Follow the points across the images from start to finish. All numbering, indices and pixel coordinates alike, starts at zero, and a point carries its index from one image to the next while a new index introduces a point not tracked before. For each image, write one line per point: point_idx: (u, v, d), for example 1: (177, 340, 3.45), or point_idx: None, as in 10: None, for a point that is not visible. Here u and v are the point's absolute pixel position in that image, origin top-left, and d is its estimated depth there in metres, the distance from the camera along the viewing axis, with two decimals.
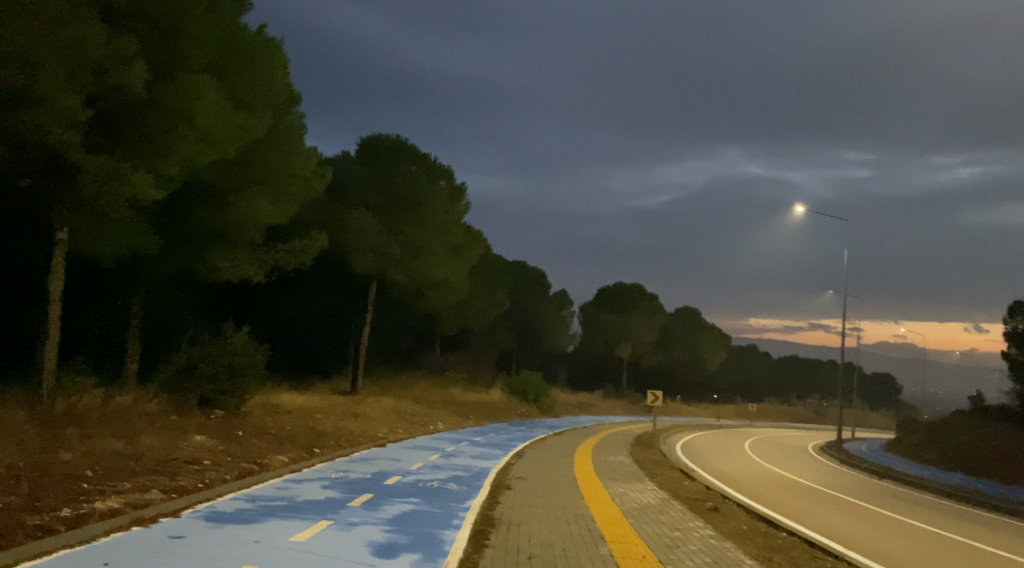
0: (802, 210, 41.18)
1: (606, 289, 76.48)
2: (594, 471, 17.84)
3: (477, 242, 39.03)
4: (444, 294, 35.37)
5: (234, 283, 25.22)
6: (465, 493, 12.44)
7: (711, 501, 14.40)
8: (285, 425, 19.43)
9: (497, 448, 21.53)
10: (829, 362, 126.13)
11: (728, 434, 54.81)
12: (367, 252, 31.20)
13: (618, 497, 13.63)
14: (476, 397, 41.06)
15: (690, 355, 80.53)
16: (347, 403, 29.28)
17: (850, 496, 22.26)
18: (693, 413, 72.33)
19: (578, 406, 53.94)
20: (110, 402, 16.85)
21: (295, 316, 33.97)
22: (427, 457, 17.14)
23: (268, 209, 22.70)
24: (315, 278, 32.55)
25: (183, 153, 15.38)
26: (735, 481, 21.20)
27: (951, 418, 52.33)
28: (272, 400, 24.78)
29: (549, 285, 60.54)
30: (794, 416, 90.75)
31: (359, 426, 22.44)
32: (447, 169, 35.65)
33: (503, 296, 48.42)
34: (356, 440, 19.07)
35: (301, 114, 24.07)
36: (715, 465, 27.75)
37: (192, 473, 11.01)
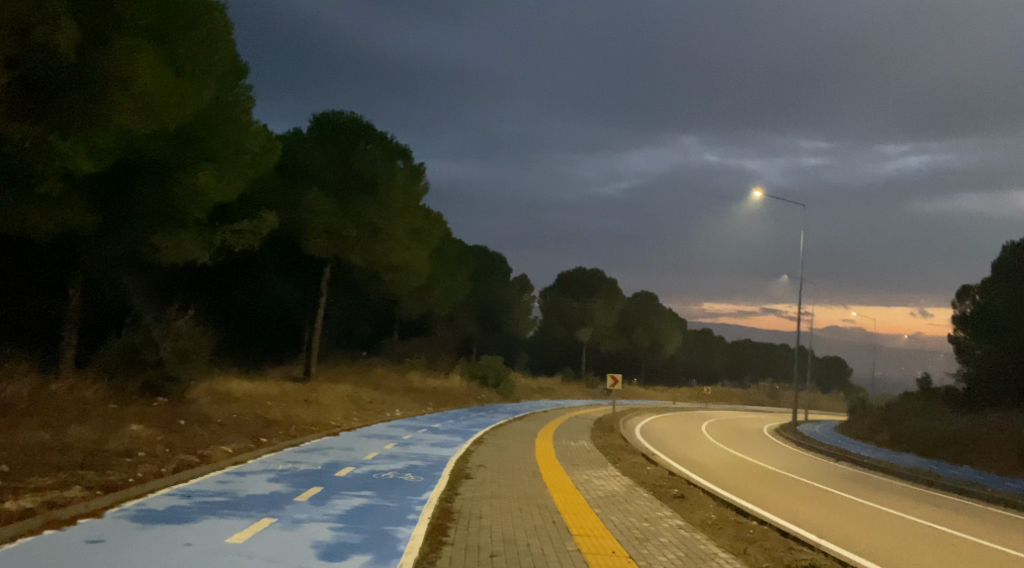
0: (761, 194, 41.24)
1: (566, 274, 76.09)
2: (556, 458, 17.26)
3: (435, 224, 38.20)
4: (401, 278, 34.52)
5: (180, 265, 24.08)
6: (423, 484, 11.73)
7: (679, 488, 13.92)
8: (232, 413, 18.50)
9: (456, 435, 20.85)
10: (784, 346, 127.70)
11: (687, 418, 54.84)
12: (321, 234, 30.20)
13: (583, 485, 13.04)
14: (434, 382, 40.33)
15: (649, 339, 80.62)
16: (300, 389, 28.33)
17: (813, 479, 22.05)
18: (651, 397, 72.43)
19: (537, 391, 53.53)
20: (43, 390, 15.79)
21: (246, 301, 32.82)
22: (383, 446, 16.40)
23: (214, 186, 21.66)
24: (266, 260, 31.44)
25: (118, 122, 14.42)
26: (699, 466, 20.81)
27: (905, 401, 53.00)
28: (220, 387, 23.75)
29: (508, 269, 59.91)
30: (750, 400, 91.59)
31: (311, 414, 21.56)
32: (404, 149, 34.72)
33: (461, 280, 47.65)
34: (308, 428, 18.22)
35: (249, 88, 23.01)
36: (677, 450, 27.42)
37: (125, 466, 10.14)
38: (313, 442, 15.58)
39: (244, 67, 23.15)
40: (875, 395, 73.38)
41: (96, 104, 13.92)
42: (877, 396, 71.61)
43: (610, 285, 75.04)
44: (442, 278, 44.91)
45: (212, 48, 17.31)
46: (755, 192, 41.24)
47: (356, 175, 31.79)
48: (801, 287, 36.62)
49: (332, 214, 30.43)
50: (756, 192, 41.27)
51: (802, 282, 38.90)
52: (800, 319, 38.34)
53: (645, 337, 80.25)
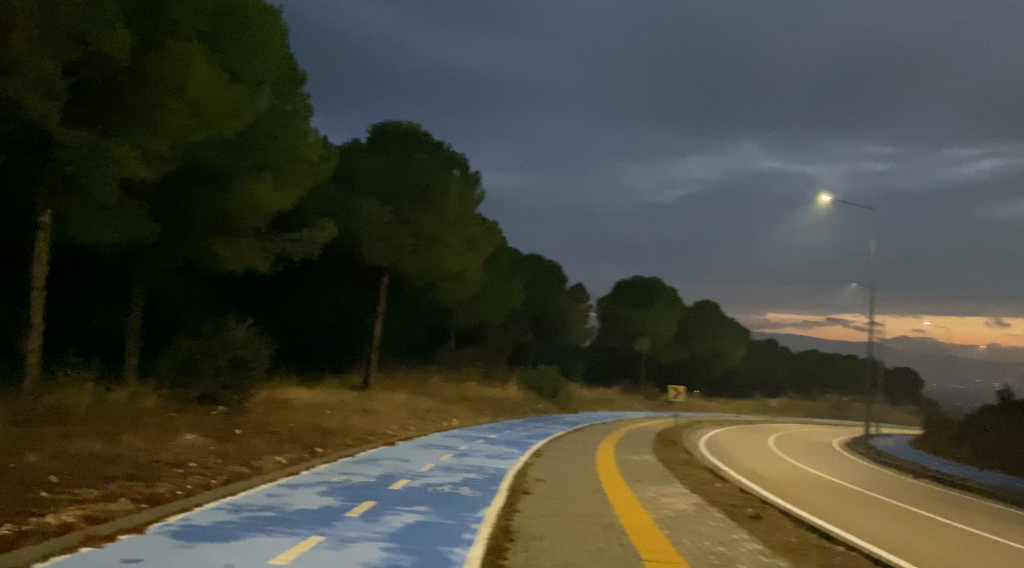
0: (828, 199, 40.06)
1: (624, 282, 75.05)
2: (618, 472, 16.62)
3: (492, 233, 37.86)
4: (459, 287, 34.21)
5: (238, 273, 24.08)
6: (480, 499, 11.21)
7: (751, 507, 13.17)
8: (288, 422, 18.28)
9: (514, 446, 20.33)
10: (850, 357, 124.11)
11: (751, 430, 53.51)
12: (378, 242, 30.07)
13: (649, 503, 12.43)
14: (492, 392, 39.90)
15: (709, 349, 79.05)
16: (358, 398, 28.16)
17: (888, 497, 20.96)
18: (712, 408, 70.97)
19: (596, 401, 52.72)
20: (101, 398, 15.71)
21: (304, 309, 32.82)
22: (438, 458, 15.93)
23: (272, 194, 21.61)
24: (325, 269, 31.43)
25: (172, 128, 14.41)
26: (767, 482, 19.91)
27: (981, 414, 50.79)
28: (278, 396, 23.66)
29: (566, 278, 59.26)
30: (815, 412, 89.20)
31: (368, 423, 21.26)
32: (461, 157, 34.51)
33: (519, 289, 47.20)
34: (363, 439, 17.88)
35: (307, 96, 23.01)
36: (742, 464, 26.44)
37: (174, 478, 9.84)
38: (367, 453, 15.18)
39: (301, 75, 23.14)
40: (946, 408, 70.87)
41: (150, 108, 13.97)
42: (950, 409, 69.05)
43: (669, 293, 73.77)
44: (499, 287, 44.53)
45: (267, 53, 17.28)
46: (823, 198, 40.16)
47: (414, 184, 31.67)
48: (870, 295, 35.29)
49: (390, 222, 30.27)
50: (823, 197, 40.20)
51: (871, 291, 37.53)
52: (869, 329, 36.93)
53: (705, 347, 78.72)
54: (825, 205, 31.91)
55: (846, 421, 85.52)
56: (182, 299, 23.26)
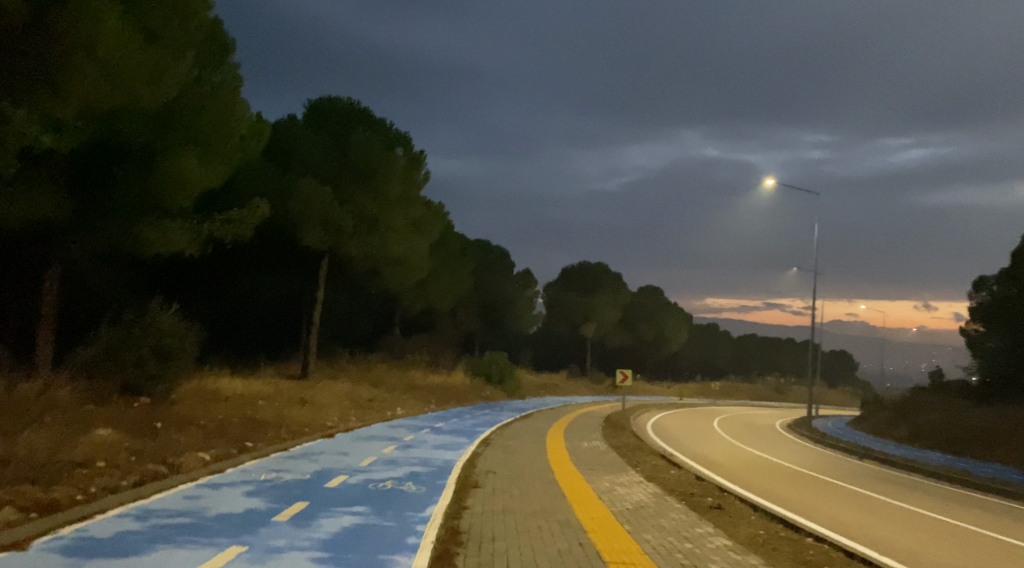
0: (773, 182, 39.97)
1: (569, 267, 74.54)
2: (571, 461, 15.83)
3: (436, 215, 36.75)
4: (401, 271, 33.04)
5: (164, 256, 22.61)
6: (426, 496, 10.26)
7: (713, 496, 12.48)
8: (218, 414, 17.04)
9: (461, 436, 19.41)
10: (790, 340, 126.19)
11: (697, 414, 53.52)
12: (317, 224, 28.74)
13: (606, 494, 11.65)
14: (436, 379, 38.85)
15: (654, 334, 79.12)
16: (296, 388, 26.85)
17: (841, 480, 20.62)
18: (657, 393, 71.05)
19: (542, 387, 52.08)
20: (6, 391, 14.37)
21: (239, 296, 31.31)
22: (379, 450, 14.92)
23: (199, 169, 20.26)
24: (261, 252, 30.05)
25: (81, 94, 13.17)
26: (721, 467, 19.36)
27: (919, 395, 51.57)
28: (210, 386, 22.36)
29: (511, 263, 58.39)
30: (757, 395, 90.24)
31: (305, 414, 20.08)
32: (404, 137, 33.34)
33: (464, 275, 46.20)
34: (299, 431, 16.75)
35: (237, 67, 21.69)
36: (692, 448, 25.96)
37: (77, 479, 8.74)
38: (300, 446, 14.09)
39: (229, 43, 21.77)
40: (884, 389, 72.20)
41: (55, 72, 12.69)
42: (887, 390, 70.31)
43: (615, 279, 73.47)
44: (444, 273, 43.42)
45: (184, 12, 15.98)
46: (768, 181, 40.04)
47: (354, 164, 30.43)
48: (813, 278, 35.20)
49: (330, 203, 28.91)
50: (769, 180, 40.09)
51: (815, 273, 37.52)
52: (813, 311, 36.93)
53: (650, 332, 78.75)
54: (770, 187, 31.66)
55: (787, 403, 86.68)
56: (104, 284, 21.69)
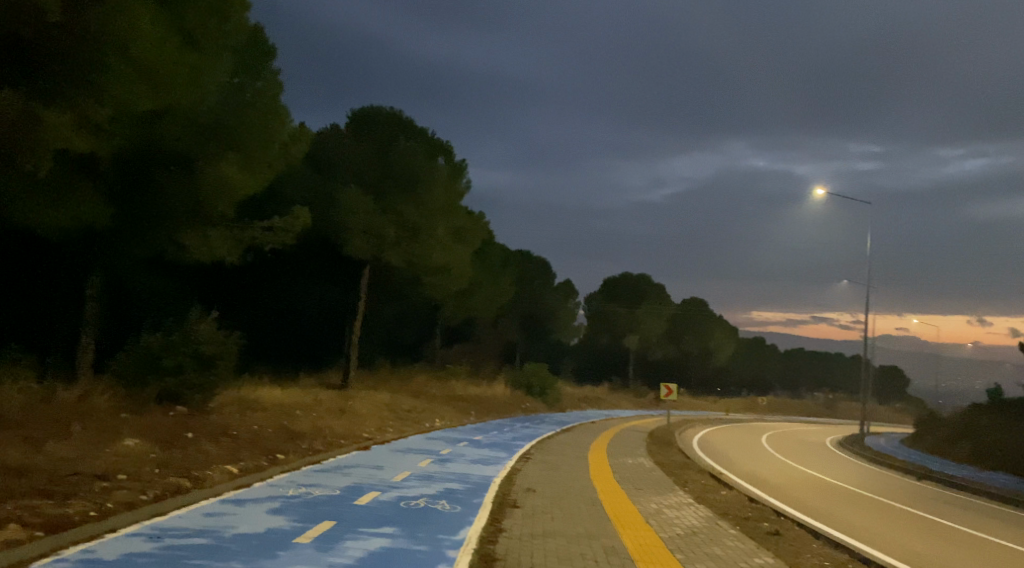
0: (824, 192, 38.92)
1: (612, 278, 73.65)
2: (615, 479, 15.11)
3: (479, 225, 36.32)
4: (443, 280, 32.64)
5: (204, 263, 22.44)
6: (462, 517, 9.65)
7: (769, 521, 11.71)
8: (254, 423, 16.68)
9: (500, 450, 18.78)
10: (838, 354, 123.32)
11: (743, 429, 52.23)
12: (359, 233, 28.45)
13: (654, 517, 10.95)
14: (478, 391, 38.33)
15: (698, 347, 77.72)
16: (335, 398, 26.50)
17: (900, 503, 19.57)
18: (702, 407, 69.65)
19: (585, 399, 51.26)
20: (40, 399, 14.10)
21: (280, 304, 31.15)
22: (415, 464, 14.38)
23: (238, 175, 20.08)
24: (301, 260, 29.86)
25: (115, 96, 12.97)
26: (773, 487, 18.47)
27: (976, 414, 49.66)
28: (248, 395, 22.02)
29: (553, 274, 57.74)
30: (804, 410, 88.18)
31: (343, 425, 19.67)
32: (447, 145, 33.03)
33: (506, 285, 45.68)
34: (335, 442, 16.30)
35: (278, 73, 21.51)
36: (740, 465, 25.01)
37: (96, 493, 8.30)
38: (334, 459, 13.62)
39: (270, 48, 21.65)
40: (938, 406, 70.01)
41: (89, 71, 12.46)
42: (940, 407, 68.17)
43: (659, 290, 72.35)
44: (486, 283, 42.92)
45: (220, 14, 15.78)
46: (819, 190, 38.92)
47: (397, 172, 30.15)
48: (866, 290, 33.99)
49: (372, 211, 28.62)
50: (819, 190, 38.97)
51: (868, 285, 36.28)
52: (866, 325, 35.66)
53: (694, 345, 77.39)
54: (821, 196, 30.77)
55: (836, 420, 84.48)
56: (144, 291, 21.58)
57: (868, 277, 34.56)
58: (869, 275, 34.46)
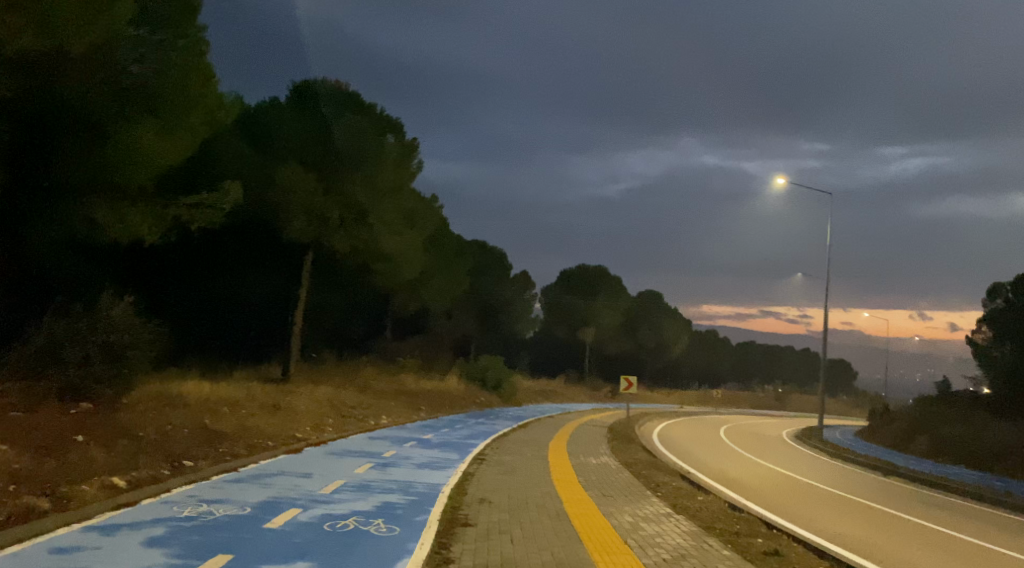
0: (786, 178, 37.65)
1: (567, 270, 72.17)
2: (580, 486, 13.31)
3: (431, 209, 34.34)
4: (392, 267, 30.63)
5: (122, 244, 20.27)
6: (398, 543, 7.79)
7: (762, 540, 10.01)
8: (168, 422, 14.57)
9: (452, 451, 16.91)
10: (791, 348, 123.67)
11: (702, 424, 50.97)
12: (299, 214, 26.36)
13: (633, 535, 9.16)
14: (428, 384, 36.35)
15: (654, 340, 76.57)
16: (272, 392, 24.37)
17: (883, 506, 18.13)
18: (658, 401, 68.43)
19: (540, 393, 49.59)
20: None
21: (216, 292, 28.95)
22: (352, 470, 12.46)
23: (156, 144, 18.07)
24: (236, 241, 27.68)
25: None
26: (750, 491, 16.85)
27: (933, 406, 49.10)
28: (170, 391, 19.85)
29: (508, 265, 55.96)
30: (758, 404, 87.66)
31: (276, 422, 17.72)
32: (397, 123, 31.07)
33: (459, 274, 43.75)
34: (264, 444, 14.40)
35: (205, 29, 19.40)
36: (706, 462, 23.49)
37: None
38: (252, 464, 11.71)
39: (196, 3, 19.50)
40: (891, 399, 69.79)
41: None
42: (894, 400, 67.89)
43: (614, 282, 71.00)
44: (439, 272, 40.96)
45: None
46: (781, 177, 37.69)
47: (341, 150, 28.13)
48: (825, 282, 32.80)
49: (314, 191, 26.55)
50: (781, 177, 37.72)
51: (830, 275, 35.13)
52: (827, 316, 34.50)
53: (650, 338, 76.19)
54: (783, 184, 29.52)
55: (789, 413, 84.10)
56: (53, 271, 19.38)
57: (831, 265, 33.36)
58: (832, 263, 33.26)
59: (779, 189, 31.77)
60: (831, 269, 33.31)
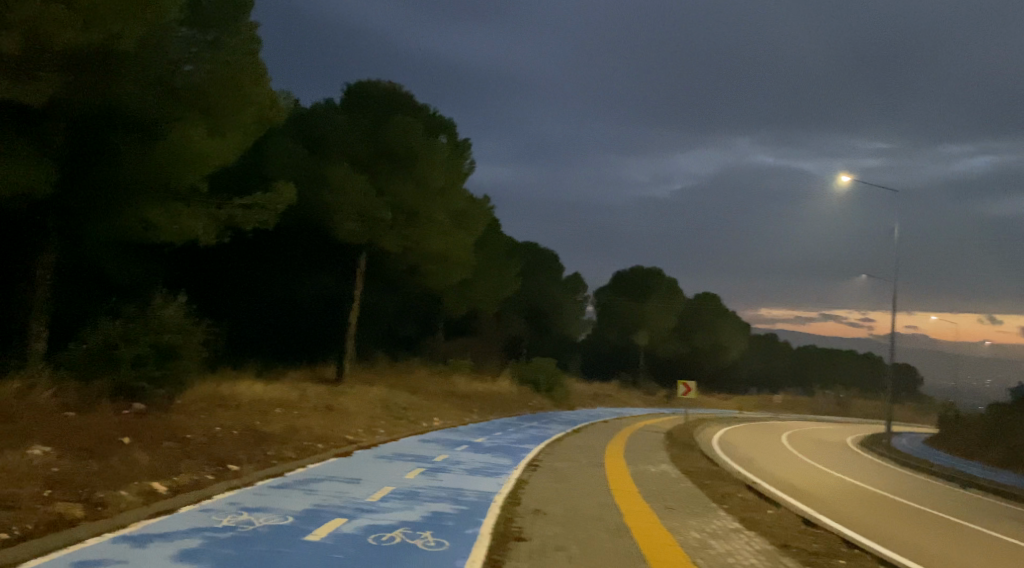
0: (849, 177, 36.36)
1: (621, 272, 71.22)
2: (640, 497, 12.67)
3: (483, 210, 33.94)
4: (445, 268, 30.32)
5: (175, 244, 20.22)
6: (447, 561, 7.27)
7: (842, 563, 9.25)
8: (217, 425, 14.27)
9: (505, 456, 16.36)
10: (851, 352, 120.52)
11: (761, 429, 49.69)
12: (352, 216, 26.11)
13: (700, 555, 8.51)
14: (481, 386, 35.94)
15: (710, 343, 75.13)
16: (323, 393, 24.14)
17: (961, 522, 17.08)
18: (715, 405, 67.09)
19: (594, 396, 48.84)
20: None
21: (269, 293, 28.93)
22: (401, 475, 11.99)
23: (207, 145, 17.99)
24: (290, 241, 27.58)
25: None
26: (817, 506, 15.98)
27: (1005, 414, 47.12)
28: (222, 392, 19.67)
29: (561, 266, 55.32)
30: (818, 409, 85.48)
31: (326, 424, 17.41)
32: (448, 123, 30.74)
33: (512, 275, 43.27)
34: (312, 446, 14.05)
35: (254, 27, 19.19)
36: (766, 470, 22.57)
37: None
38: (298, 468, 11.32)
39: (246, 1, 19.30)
40: (959, 405, 67.37)
41: None
42: (962, 406, 65.48)
43: (669, 284, 69.86)
44: (491, 273, 40.54)
45: None
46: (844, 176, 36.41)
47: (392, 151, 27.89)
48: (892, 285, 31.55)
49: (366, 192, 26.36)
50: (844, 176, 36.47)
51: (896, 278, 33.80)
52: (894, 319, 33.18)
53: (706, 341, 74.79)
54: (846, 183, 28.44)
55: (850, 418, 81.81)
56: (107, 270, 19.39)
57: (897, 267, 32.10)
58: (898, 264, 31.99)
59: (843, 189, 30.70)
60: (897, 271, 32.04)
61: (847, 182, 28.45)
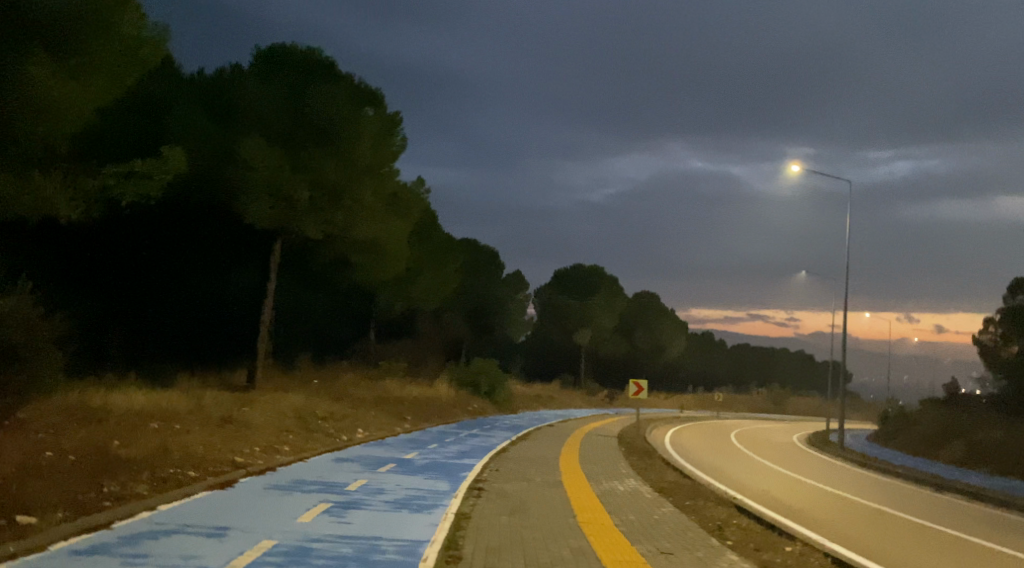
0: (800, 165, 33.67)
1: (561, 271, 68.51)
2: (621, 537, 9.50)
3: (416, 195, 30.56)
4: (373, 258, 26.98)
5: (30, 222, 16.36)
6: None
7: None
8: (53, 448, 10.66)
9: (441, 478, 13.00)
10: (787, 350, 120.34)
11: (710, 429, 47.34)
12: (262, 196, 22.50)
13: None
14: (414, 390, 32.50)
15: (651, 343, 72.89)
16: (226, 402, 20.45)
17: (982, 542, 14.42)
18: (659, 406, 64.70)
19: (536, 399, 45.85)
20: None
21: (166, 287, 24.98)
22: (293, 518, 8.56)
23: (59, 88, 14.37)
24: (189, 224, 23.79)
25: None
26: (824, 532, 13.10)
27: (953, 410, 45.69)
28: (93, 403, 15.93)
29: (501, 264, 52.25)
30: (758, 407, 84.08)
31: (216, 442, 13.84)
32: (377, 94, 27.23)
33: (450, 270, 39.85)
34: (185, 474, 10.53)
35: None
36: (738, 479, 19.72)
37: None
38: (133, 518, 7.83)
39: None
40: (900, 399, 66.38)
41: None
42: (903, 400, 64.47)
43: (611, 282, 67.42)
44: (427, 267, 37.10)
45: None
46: (797, 165, 33.73)
47: (311, 122, 24.27)
48: (849, 275, 29.40)
49: (281, 167, 22.88)
50: (796, 165, 33.75)
51: (852, 268, 31.56)
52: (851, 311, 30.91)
53: (647, 341, 72.50)
54: (799, 170, 25.96)
55: (791, 416, 80.50)
56: None
57: (852, 256, 29.88)
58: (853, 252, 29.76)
59: (791, 175, 28.36)
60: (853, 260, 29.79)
61: (800, 170, 26.01)
